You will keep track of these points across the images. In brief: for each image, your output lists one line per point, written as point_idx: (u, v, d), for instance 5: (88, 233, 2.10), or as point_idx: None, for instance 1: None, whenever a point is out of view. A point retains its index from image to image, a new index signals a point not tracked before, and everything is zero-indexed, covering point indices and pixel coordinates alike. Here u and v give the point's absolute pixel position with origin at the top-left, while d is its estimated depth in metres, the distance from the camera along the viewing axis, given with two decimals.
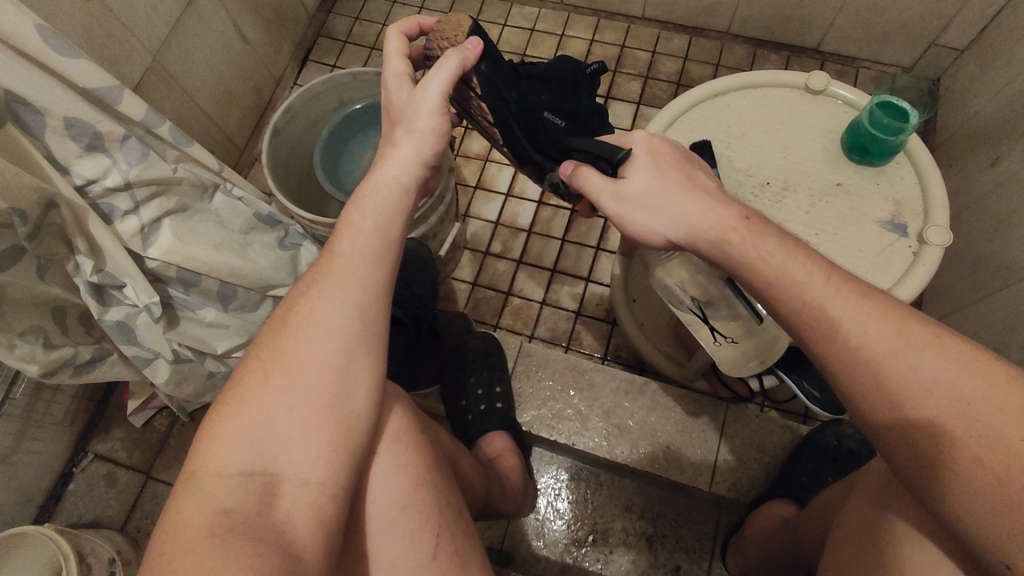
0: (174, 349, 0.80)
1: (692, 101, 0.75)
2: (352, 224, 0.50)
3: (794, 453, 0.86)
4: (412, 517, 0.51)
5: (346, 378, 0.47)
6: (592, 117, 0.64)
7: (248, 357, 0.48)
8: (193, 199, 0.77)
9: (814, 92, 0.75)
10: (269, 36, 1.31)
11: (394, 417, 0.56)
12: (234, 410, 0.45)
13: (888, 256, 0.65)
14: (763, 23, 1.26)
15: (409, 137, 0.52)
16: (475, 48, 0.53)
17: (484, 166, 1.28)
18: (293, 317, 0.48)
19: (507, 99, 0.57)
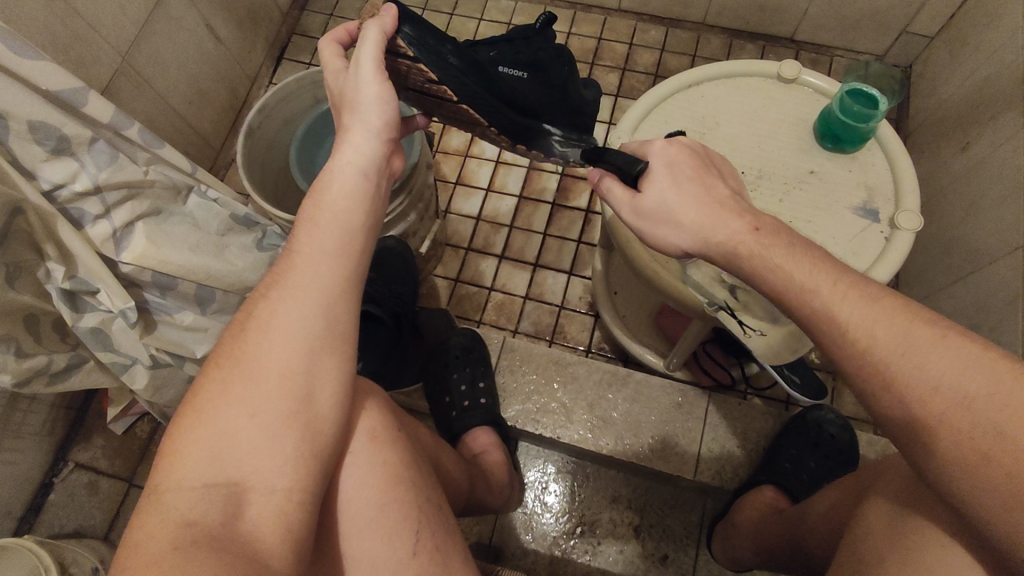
0: (151, 355, 0.79)
1: (666, 92, 0.76)
2: (310, 221, 0.49)
3: (776, 439, 0.87)
4: (390, 516, 0.51)
5: (309, 381, 0.47)
6: (553, 58, 0.60)
7: (208, 366, 0.47)
8: (167, 202, 0.76)
9: (786, 81, 0.76)
10: (242, 34, 1.29)
11: (369, 415, 0.55)
12: (195, 421, 0.45)
13: (862, 241, 0.66)
14: (737, 13, 1.26)
15: (361, 128, 0.50)
16: (390, 13, 0.52)
17: (464, 161, 1.27)
18: (252, 324, 0.47)
19: (449, 56, 0.53)
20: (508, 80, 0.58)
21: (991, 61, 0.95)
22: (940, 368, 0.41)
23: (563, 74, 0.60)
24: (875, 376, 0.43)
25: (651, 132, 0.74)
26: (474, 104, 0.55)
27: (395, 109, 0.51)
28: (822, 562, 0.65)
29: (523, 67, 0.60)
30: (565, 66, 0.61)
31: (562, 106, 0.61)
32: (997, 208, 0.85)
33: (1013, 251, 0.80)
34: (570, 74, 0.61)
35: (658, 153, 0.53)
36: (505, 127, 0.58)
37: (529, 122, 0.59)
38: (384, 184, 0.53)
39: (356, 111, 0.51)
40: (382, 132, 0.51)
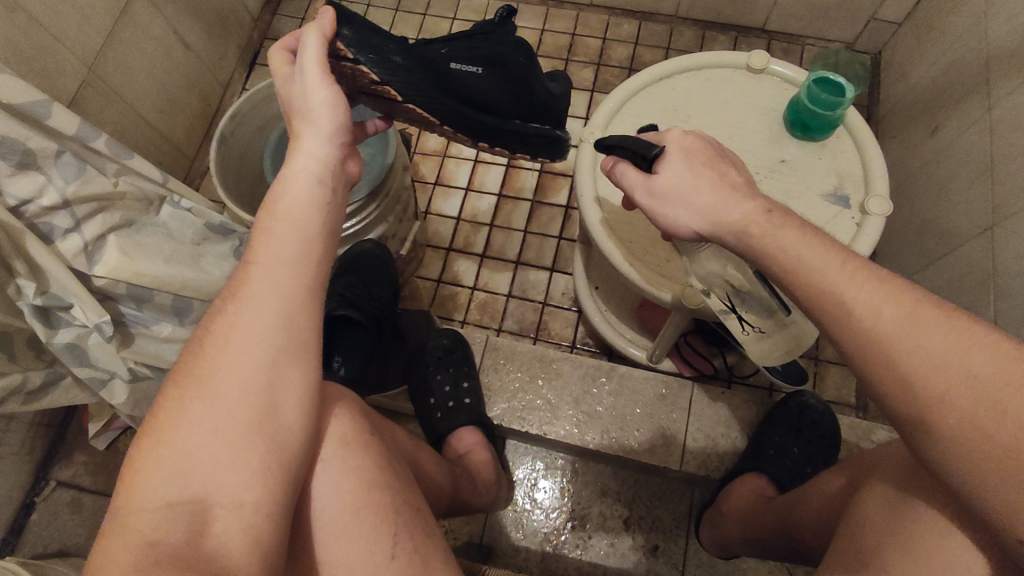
0: (129, 368, 0.78)
1: (637, 87, 0.76)
2: (265, 231, 0.48)
3: (761, 426, 0.88)
4: (365, 521, 0.51)
5: (272, 394, 0.46)
6: (510, 52, 0.61)
7: (168, 383, 0.47)
8: (139, 213, 0.76)
9: (756, 71, 0.77)
10: (212, 40, 1.28)
11: (340, 421, 0.55)
12: (157, 440, 0.44)
13: (833, 228, 0.67)
14: (708, 4, 1.27)
15: (311, 132, 0.49)
16: (327, 15, 0.52)
17: (442, 162, 1.27)
18: (210, 339, 0.47)
19: (392, 54, 0.53)
20: (463, 78, 0.58)
21: (957, 46, 0.97)
22: (933, 345, 0.40)
23: (523, 66, 0.62)
24: (875, 351, 0.42)
25: (623, 128, 0.75)
26: (418, 99, 0.55)
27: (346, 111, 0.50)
28: (810, 544, 0.66)
29: (481, 63, 0.60)
30: (523, 61, 0.62)
31: (525, 101, 0.62)
32: (966, 189, 0.86)
33: (983, 232, 0.81)
34: (529, 68, 0.63)
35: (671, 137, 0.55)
36: (466, 128, 0.59)
37: (493, 121, 0.60)
38: (342, 188, 0.51)
39: (308, 117, 0.50)
40: (333, 137, 0.50)
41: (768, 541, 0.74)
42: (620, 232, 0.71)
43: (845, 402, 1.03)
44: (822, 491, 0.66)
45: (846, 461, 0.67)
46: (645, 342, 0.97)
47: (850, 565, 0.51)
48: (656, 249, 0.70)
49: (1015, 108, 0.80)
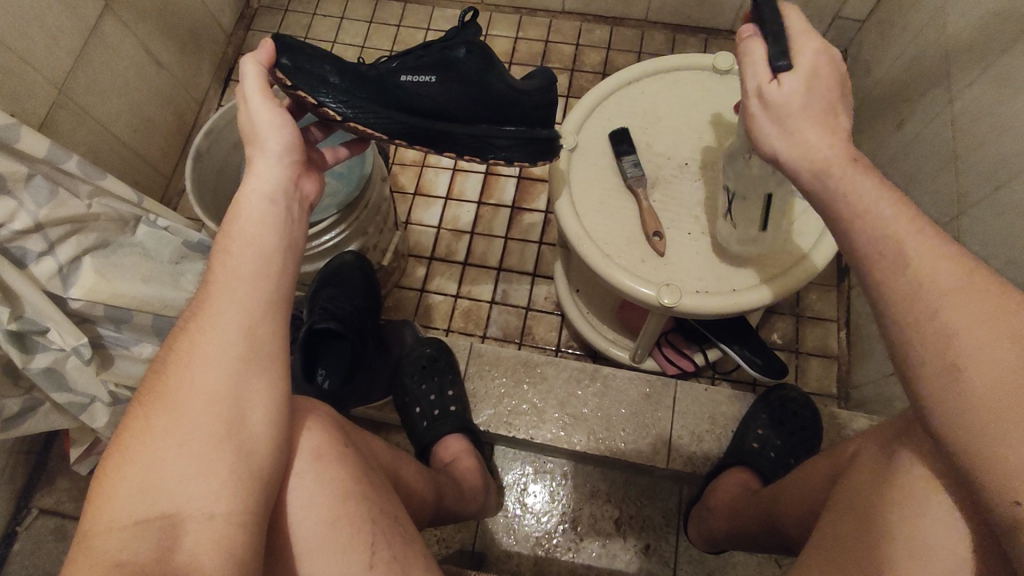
0: (109, 391, 0.77)
1: (607, 92, 0.79)
2: (223, 250, 0.50)
3: (745, 421, 0.89)
4: (342, 533, 0.51)
5: (237, 404, 0.47)
6: (462, 54, 0.61)
7: (132, 403, 0.47)
8: (114, 233, 0.76)
9: (722, 72, 0.78)
10: (185, 58, 1.27)
11: (312, 434, 0.55)
12: (123, 459, 0.44)
13: (803, 224, 0.69)
14: (677, 8, 1.30)
15: (264, 158, 0.53)
16: (266, 47, 0.55)
17: (421, 171, 1.27)
18: (173, 357, 0.47)
19: (329, 76, 0.57)
20: (414, 88, 0.61)
21: (918, 41, 0.99)
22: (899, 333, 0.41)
23: (477, 66, 0.61)
24: None
25: (596, 131, 0.77)
26: (362, 116, 0.59)
27: (293, 130, 0.54)
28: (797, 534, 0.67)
29: (432, 70, 0.61)
30: (480, 63, 0.62)
31: (486, 102, 0.63)
32: (933, 180, 0.88)
33: (950, 221, 0.83)
34: (486, 67, 0.62)
35: (809, 54, 0.49)
36: (423, 137, 0.63)
37: (453, 128, 0.63)
38: (298, 206, 0.55)
39: (258, 143, 0.53)
40: (283, 157, 0.53)
41: (754, 534, 0.75)
42: (595, 233, 0.71)
43: (827, 393, 1.05)
44: (805, 480, 0.67)
45: (827, 451, 0.68)
46: (628, 342, 0.99)
47: (831, 553, 0.52)
48: (632, 248, 0.70)
49: (973, 99, 0.82)
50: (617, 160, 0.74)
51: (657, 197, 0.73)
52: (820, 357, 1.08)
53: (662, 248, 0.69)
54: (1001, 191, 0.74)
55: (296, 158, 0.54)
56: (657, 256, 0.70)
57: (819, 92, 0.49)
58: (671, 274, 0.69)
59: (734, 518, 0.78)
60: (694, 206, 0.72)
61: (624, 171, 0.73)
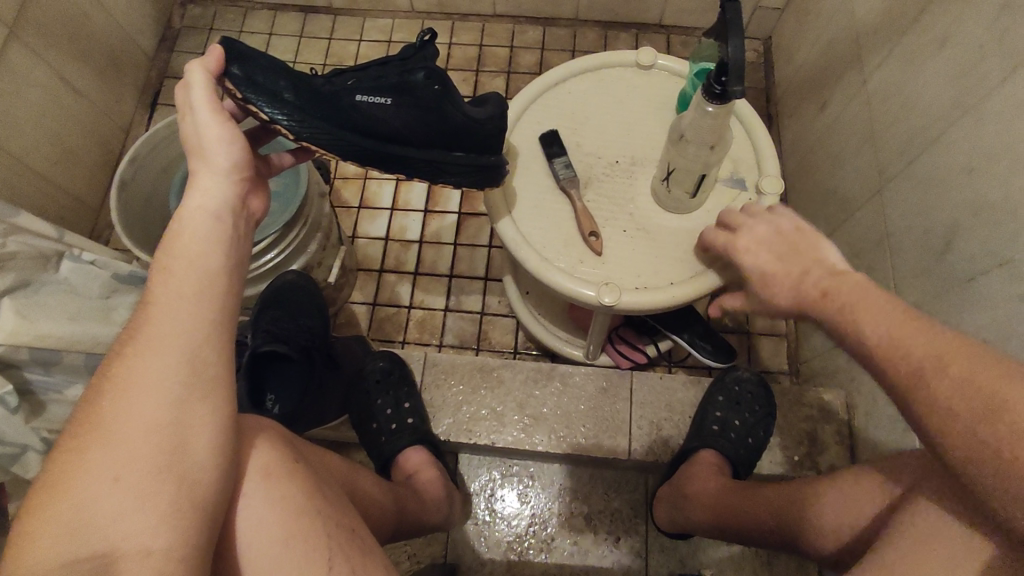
0: (42, 439, 0.73)
1: (535, 94, 0.79)
2: (164, 269, 0.48)
3: (702, 405, 0.90)
4: (296, 550, 0.50)
5: (179, 433, 0.44)
6: (420, 79, 0.59)
7: (65, 433, 0.44)
8: (35, 271, 0.72)
9: (645, 68, 0.80)
10: (105, 84, 1.22)
11: (261, 451, 0.53)
12: (54, 495, 0.42)
13: (733, 211, 0.72)
14: (606, 5, 1.32)
15: (209, 174, 0.52)
16: (214, 53, 0.54)
17: (364, 184, 1.25)
18: (109, 383, 0.45)
19: (283, 92, 0.56)
20: (368, 110, 0.59)
21: (832, 25, 1.03)
22: None
23: (433, 92, 0.60)
24: None
25: (527, 133, 0.77)
26: (315, 137, 0.58)
27: (243, 147, 0.53)
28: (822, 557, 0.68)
29: (388, 92, 0.60)
30: (438, 88, 0.60)
31: (441, 129, 0.62)
32: (856, 156, 0.91)
33: (874, 195, 0.86)
34: (444, 94, 0.60)
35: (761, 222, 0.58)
36: (379, 161, 0.62)
37: (406, 151, 0.62)
38: (243, 222, 0.53)
39: (203, 157, 0.52)
40: (230, 172, 0.52)
41: (745, 527, 0.74)
42: (532, 238, 0.72)
43: (778, 369, 1.08)
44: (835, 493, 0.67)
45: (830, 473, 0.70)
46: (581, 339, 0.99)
47: None
48: (570, 250, 0.71)
49: (885, 78, 0.85)
50: (549, 162, 0.74)
51: (590, 197, 0.73)
52: (770, 336, 1.10)
53: (600, 247, 0.70)
54: (915, 163, 0.77)
55: (241, 174, 0.53)
56: (594, 255, 0.70)
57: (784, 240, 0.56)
58: (610, 271, 0.70)
59: (718, 509, 0.76)
60: (628, 202, 0.73)
61: (556, 172, 0.73)
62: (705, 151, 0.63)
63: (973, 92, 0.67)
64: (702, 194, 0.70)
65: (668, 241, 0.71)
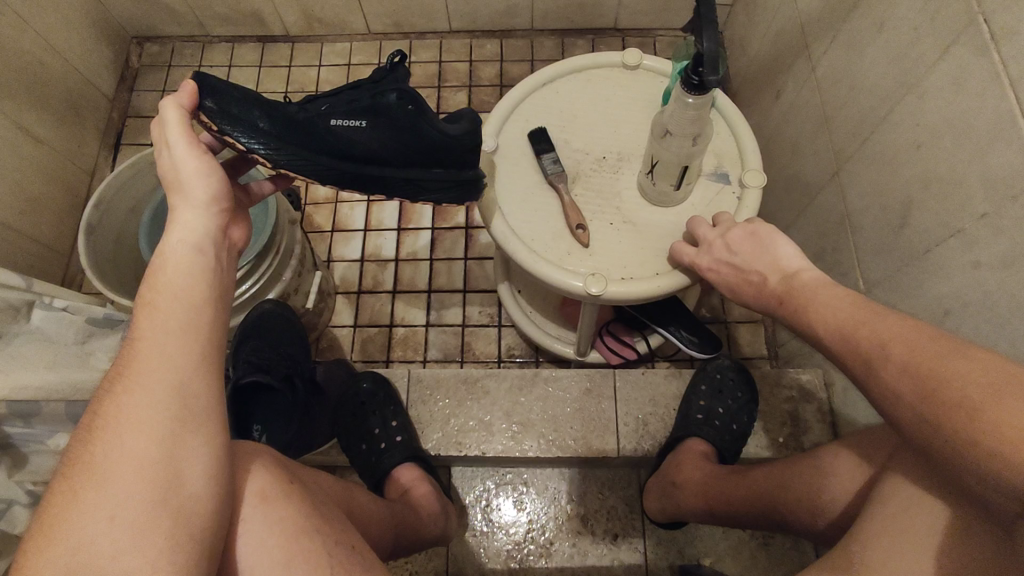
0: (27, 491, 0.72)
1: (520, 96, 0.80)
2: (148, 305, 0.48)
3: (685, 396, 0.92)
4: (298, 572, 0.50)
5: (173, 466, 0.44)
6: (393, 101, 0.60)
7: (57, 476, 0.43)
8: (6, 323, 0.72)
9: (631, 68, 0.82)
10: (66, 129, 1.22)
11: (256, 477, 0.53)
12: (49, 540, 0.41)
13: (717, 204, 0.73)
14: (560, 14, 1.34)
15: (188, 207, 0.52)
16: (188, 89, 0.54)
17: (335, 207, 1.25)
18: (99, 422, 0.44)
19: (258, 121, 0.55)
20: (343, 133, 0.60)
21: (779, 18, 1.07)
22: None
23: (407, 111, 0.61)
24: None
25: (514, 133, 0.79)
26: (293, 163, 0.57)
27: (219, 179, 0.53)
28: (815, 534, 0.69)
29: (362, 115, 0.61)
30: (410, 108, 0.61)
31: (417, 147, 0.62)
32: (812, 142, 0.94)
33: (833, 177, 0.88)
34: (418, 113, 0.61)
35: (713, 234, 0.65)
36: (358, 183, 0.62)
37: (383, 171, 0.62)
38: (223, 253, 0.54)
39: (181, 191, 0.53)
40: (209, 205, 0.53)
41: (736, 510, 0.76)
42: (521, 231, 0.73)
43: (759, 354, 1.10)
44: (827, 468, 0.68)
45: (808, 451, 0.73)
46: (571, 336, 1.00)
47: None
48: (558, 243, 0.72)
49: (831, 63, 0.88)
50: (538, 158, 0.76)
51: (578, 192, 0.75)
52: (747, 322, 1.13)
53: (588, 240, 0.71)
54: (866, 144, 0.79)
55: (221, 206, 0.54)
56: (582, 248, 0.71)
57: (738, 247, 0.61)
58: (597, 263, 0.71)
59: (709, 494, 0.78)
60: (615, 197, 0.75)
61: (545, 168, 0.74)
62: (688, 143, 0.65)
63: (912, 71, 0.70)
64: (686, 186, 0.71)
65: (654, 234, 0.72)
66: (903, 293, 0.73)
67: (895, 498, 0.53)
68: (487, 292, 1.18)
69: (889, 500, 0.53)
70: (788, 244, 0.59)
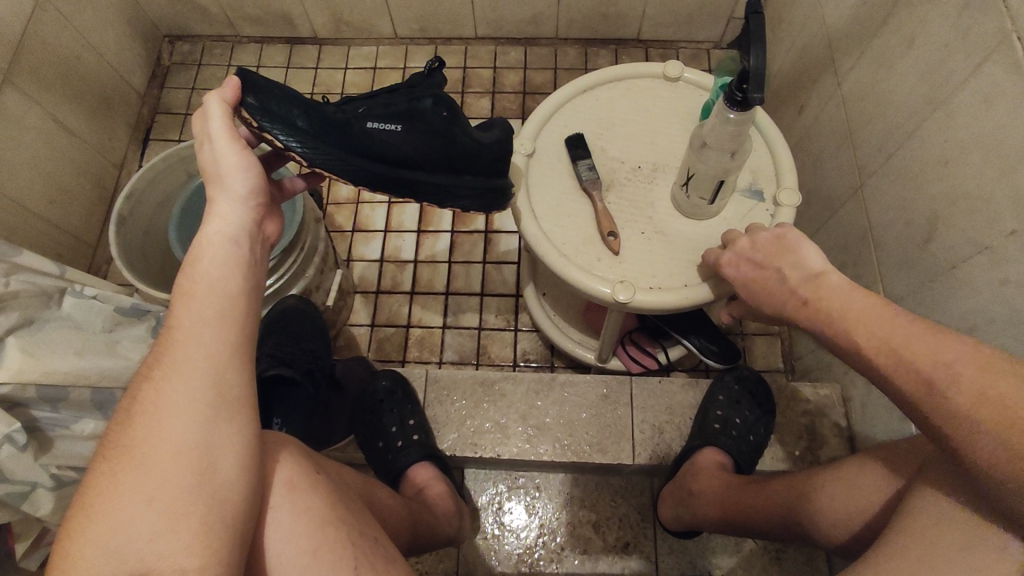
0: (52, 474, 0.72)
1: (560, 101, 0.82)
2: (186, 294, 0.50)
3: (702, 407, 0.92)
4: (323, 561, 0.51)
5: (207, 454, 0.45)
6: (428, 106, 0.62)
7: (97, 458, 0.45)
8: (38, 309, 0.74)
9: (671, 80, 0.82)
10: (98, 123, 1.24)
11: (284, 466, 0.54)
12: (90, 520, 0.43)
13: (750, 220, 0.73)
14: (584, 24, 1.36)
15: (226, 200, 0.53)
16: (232, 85, 0.55)
17: (357, 208, 1.27)
18: (138, 407, 0.46)
19: (297, 120, 0.56)
20: (378, 136, 0.60)
21: (804, 34, 1.07)
22: None
23: (441, 117, 0.62)
24: None
25: (552, 138, 0.80)
26: (329, 163, 0.58)
27: (258, 173, 0.54)
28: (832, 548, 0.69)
29: (398, 119, 0.61)
30: (445, 114, 0.62)
31: (449, 153, 0.63)
32: (835, 157, 0.95)
33: (856, 192, 0.88)
34: (452, 120, 0.63)
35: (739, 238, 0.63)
36: (391, 186, 0.62)
37: (414, 175, 0.63)
38: (259, 246, 0.55)
39: (221, 184, 0.54)
40: (247, 199, 0.54)
41: (751, 521, 0.76)
42: (553, 235, 0.74)
43: (775, 368, 1.10)
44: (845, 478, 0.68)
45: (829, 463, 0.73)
46: (592, 342, 1.01)
47: None
48: (588, 248, 0.73)
49: (858, 79, 0.88)
50: (574, 164, 0.77)
51: (611, 199, 0.76)
52: (763, 335, 1.13)
53: (618, 247, 0.71)
54: (891, 160, 0.80)
55: (258, 200, 0.55)
56: (612, 255, 0.72)
57: (762, 250, 0.60)
58: (626, 271, 0.71)
59: (727, 504, 0.78)
60: (648, 207, 0.75)
61: (580, 174, 0.75)
62: (726, 158, 0.66)
63: (941, 88, 0.70)
64: (720, 201, 0.72)
65: (685, 245, 0.73)
66: (927, 309, 0.73)
67: (916, 512, 0.53)
68: (504, 296, 1.19)
69: (906, 514, 0.53)
70: (814, 246, 0.57)
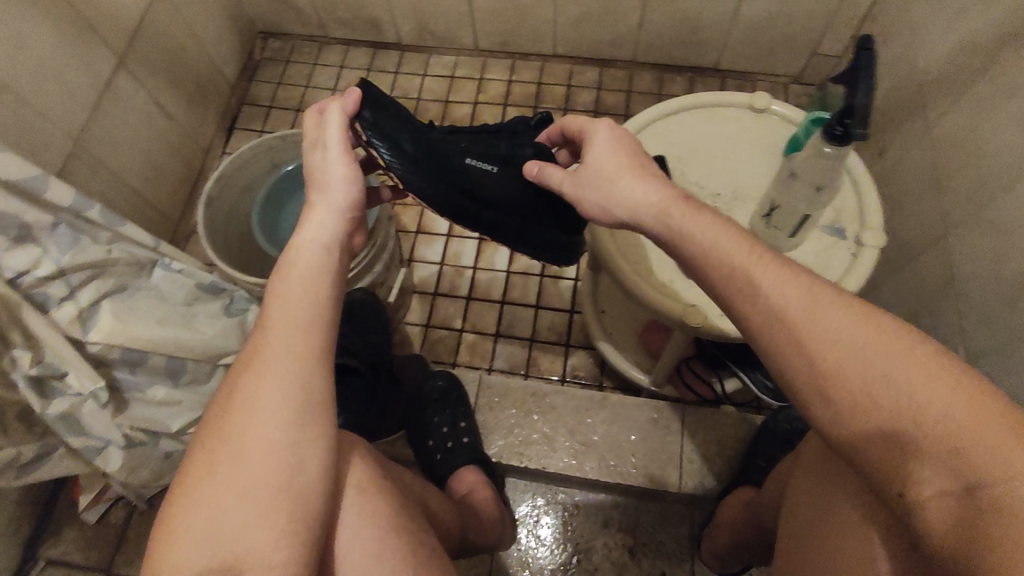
0: (124, 434, 0.79)
1: (643, 123, 0.82)
2: (282, 297, 0.52)
3: (751, 443, 0.88)
4: (386, 563, 0.53)
5: (294, 455, 0.48)
6: (527, 154, 0.67)
7: (197, 445, 0.49)
8: (131, 277, 0.77)
9: (757, 111, 0.82)
10: (192, 108, 1.32)
11: (356, 466, 0.56)
12: (189, 505, 0.47)
13: (831, 257, 0.72)
14: (663, 49, 1.37)
15: (328, 210, 0.56)
16: (353, 96, 0.58)
17: (423, 210, 1.30)
18: (234, 404, 0.49)
19: (405, 143, 0.59)
20: (472, 171, 0.64)
21: (891, 76, 1.05)
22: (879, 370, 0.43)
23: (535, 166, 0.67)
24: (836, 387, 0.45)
25: None
26: (415, 181, 0.59)
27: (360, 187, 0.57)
28: None
29: (495, 162, 0.66)
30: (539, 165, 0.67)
31: (534, 198, 0.67)
32: (916, 203, 0.92)
33: (937, 240, 0.86)
34: None
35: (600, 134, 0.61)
36: (472, 221, 0.64)
37: (492, 213, 0.65)
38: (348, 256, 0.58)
39: (325, 194, 0.57)
40: (347, 211, 0.57)
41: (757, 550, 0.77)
42: (626, 255, 0.74)
43: None
44: None
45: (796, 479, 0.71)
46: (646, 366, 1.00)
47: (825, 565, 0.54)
48: (660, 272, 0.73)
49: (950, 125, 0.86)
50: None
51: None
52: None
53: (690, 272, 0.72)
54: (981, 211, 0.77)
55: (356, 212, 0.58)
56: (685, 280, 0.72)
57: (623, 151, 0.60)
58: (699, 297, 0.71)
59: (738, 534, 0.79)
60: None
61: None
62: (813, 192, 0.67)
63: None
64: (801, 235, 0.71)
65: None
66: (1010, 368, 0.70)
67: None
68: (559, 311, 1.20)
69: None
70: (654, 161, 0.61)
